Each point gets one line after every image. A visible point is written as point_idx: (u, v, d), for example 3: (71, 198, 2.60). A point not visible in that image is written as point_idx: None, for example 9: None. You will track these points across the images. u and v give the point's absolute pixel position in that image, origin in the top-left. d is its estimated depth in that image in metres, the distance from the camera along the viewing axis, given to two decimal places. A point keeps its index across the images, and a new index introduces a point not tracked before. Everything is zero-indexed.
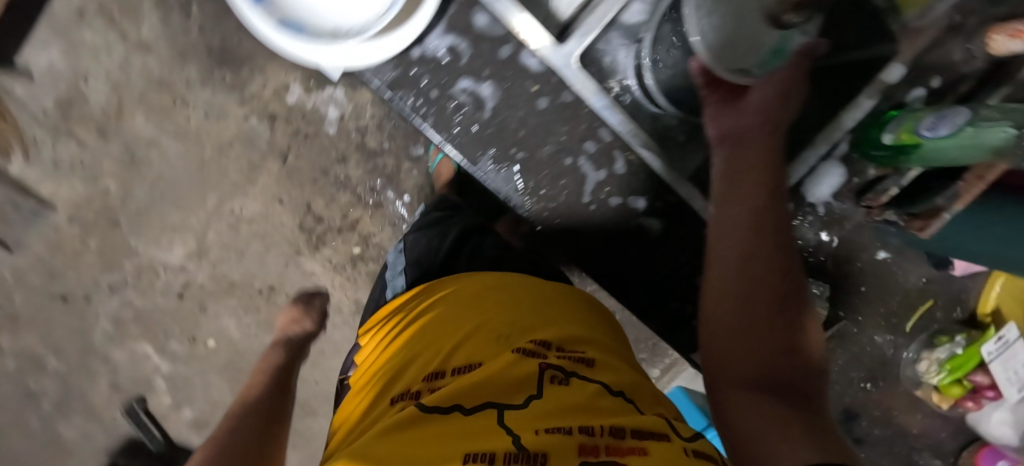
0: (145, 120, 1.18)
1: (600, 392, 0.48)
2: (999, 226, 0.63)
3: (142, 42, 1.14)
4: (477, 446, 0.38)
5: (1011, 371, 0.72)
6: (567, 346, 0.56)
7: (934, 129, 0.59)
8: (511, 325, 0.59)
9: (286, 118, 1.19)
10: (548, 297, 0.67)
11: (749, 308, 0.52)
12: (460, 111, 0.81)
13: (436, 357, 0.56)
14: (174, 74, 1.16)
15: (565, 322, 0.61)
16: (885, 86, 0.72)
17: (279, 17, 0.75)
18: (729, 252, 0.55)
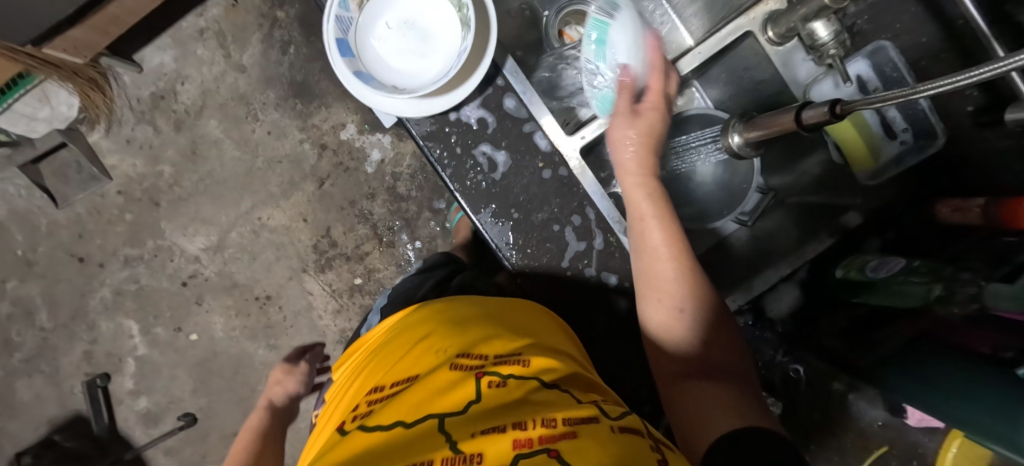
0: (218, 125, 1.35)
1: (535, 387, 0.44)
2: (936, 378, 0.50)
3: (240, 64, 1.34)
4: (413, 456, 0.35)
5: None
6: (502, 351, 0.49)
7: (877, 270, 0.60)
8: (457, 340, 0.51)
9: (334, 150, 1.33)
10: (514, 314, 0.56)
11: (670, 305, 0.53)
12: (473, 168, 0.60)
13: (376, 378, 0.50)
14: (255, 95, 1.34)
15: (527, 331, 0.54)
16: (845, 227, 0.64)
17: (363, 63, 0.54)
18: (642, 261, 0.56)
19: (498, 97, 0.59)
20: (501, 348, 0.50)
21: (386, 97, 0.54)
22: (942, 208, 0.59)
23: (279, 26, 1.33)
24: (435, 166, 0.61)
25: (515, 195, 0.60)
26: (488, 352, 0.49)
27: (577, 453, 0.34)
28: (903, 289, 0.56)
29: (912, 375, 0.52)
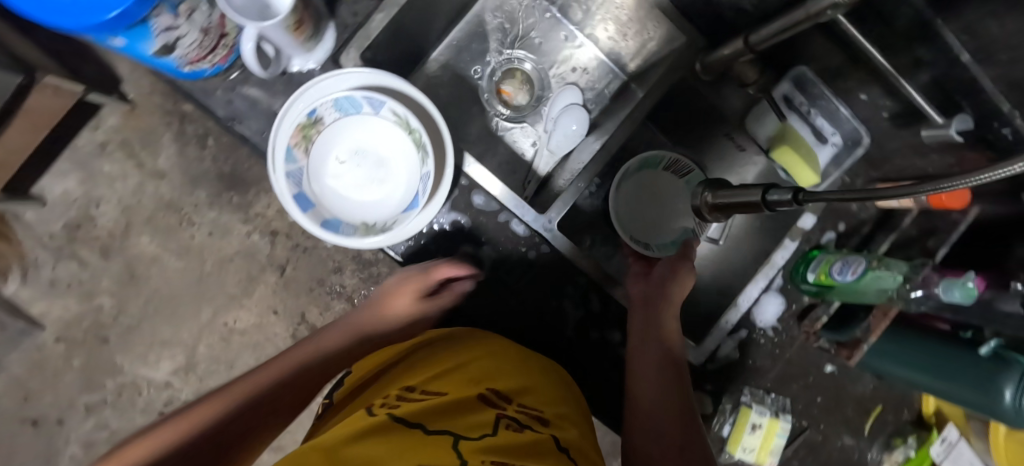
0: (151, 240, 1.25)
1: (550, 446, 0.41)
2: (917, 353, 0.52)
3: (158, 170, 1.24)
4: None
5: None
6: (525, 400, 0.48)
7: (842, 272, 0.56)
8: (491, 369, 0.49)
9: (287, 234, 1.27)
10: (528, 364, 0.53)
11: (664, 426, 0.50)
12: None
13: (407, 377, 0.48)
14: (184, 198, 1.25)
15: (551, 377, 0.53)
16: (801, 232, 0.65)
17: (319, 214, 0.49)
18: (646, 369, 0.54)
19: (466, 197, 0.58)
20: (526, 395, 0.48)
21: (360, 239, 0.49)
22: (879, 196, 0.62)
23: (189, 121, 1.24)
24: None
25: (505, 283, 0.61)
26: (513, 394, 0.47)
27: None
28: (864, 290, 0.56)
29: (903, 359, 0.53)
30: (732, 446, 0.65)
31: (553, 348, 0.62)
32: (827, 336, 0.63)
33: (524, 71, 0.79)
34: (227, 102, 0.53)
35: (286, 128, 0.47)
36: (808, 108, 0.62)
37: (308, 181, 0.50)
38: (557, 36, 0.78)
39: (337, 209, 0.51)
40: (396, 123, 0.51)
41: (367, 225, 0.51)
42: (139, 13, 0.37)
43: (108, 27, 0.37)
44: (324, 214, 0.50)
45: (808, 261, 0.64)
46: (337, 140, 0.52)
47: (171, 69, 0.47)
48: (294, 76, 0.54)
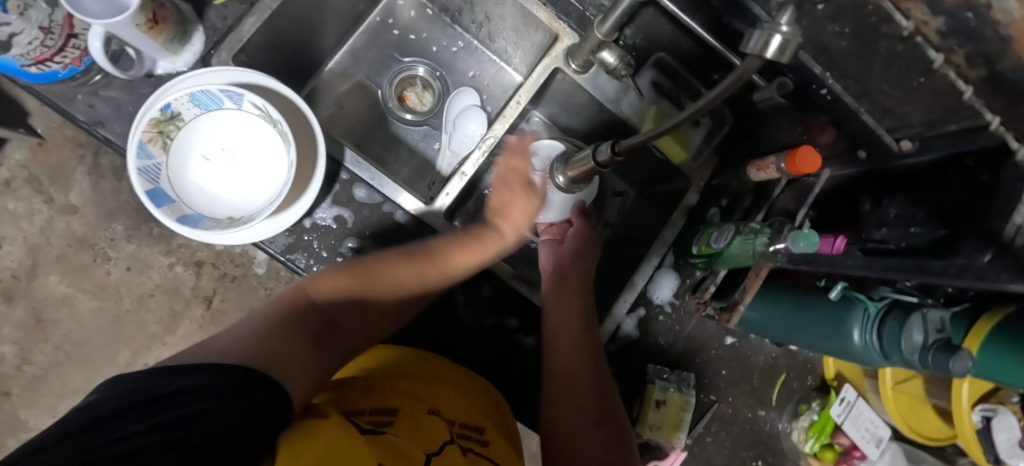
0: (63, 281, 1.16)
1: None
2: (801, 312, 0.54)
3: (69, 205, 1.15)
4: None
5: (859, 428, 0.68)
6: (463, 423, 0.47)
7: (719, 240, 0.62)
8: (434, 397, 0.48)
9: (213, 264, 1.18)
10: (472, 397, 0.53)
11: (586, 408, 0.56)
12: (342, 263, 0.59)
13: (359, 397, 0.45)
14: (98, 233, 1.16)
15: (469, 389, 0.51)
16: (688, 208, 0.69)
17: (180, 211, 0.50)
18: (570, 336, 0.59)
19: (347, 191, 0.59)
20: (467, 414, 0.48)
21: (219, 232, 0.49)
22: (750, 169, 0.65)
23: (104, 152, 1.15)
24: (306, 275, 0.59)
25: None
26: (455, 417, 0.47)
27: None
28: (735, 256, 0.60)
29: (795, 321, 0.55)
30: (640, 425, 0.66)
31: (449, 337, 0.62)
32: (715, 302, 0.65)
33: (422, 77, 0.82)
34: (89, 106, 0.54)
35: (140, 123, 0.47)
36: (675, 91, 0.67)
37: (168, 181, 0.50)
38: (453, 44, 0.82)
39: (202, 206, 0.52)
40: (261, 116, 0.53)
41: (235, 220, 0.51)
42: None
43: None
44: (187, 210, 0.50)
45: (691, 234, 0.68)
46: (201, 138, 0.53)
47: (16, 70, 0.50)
48: (161, 78, 0.56)
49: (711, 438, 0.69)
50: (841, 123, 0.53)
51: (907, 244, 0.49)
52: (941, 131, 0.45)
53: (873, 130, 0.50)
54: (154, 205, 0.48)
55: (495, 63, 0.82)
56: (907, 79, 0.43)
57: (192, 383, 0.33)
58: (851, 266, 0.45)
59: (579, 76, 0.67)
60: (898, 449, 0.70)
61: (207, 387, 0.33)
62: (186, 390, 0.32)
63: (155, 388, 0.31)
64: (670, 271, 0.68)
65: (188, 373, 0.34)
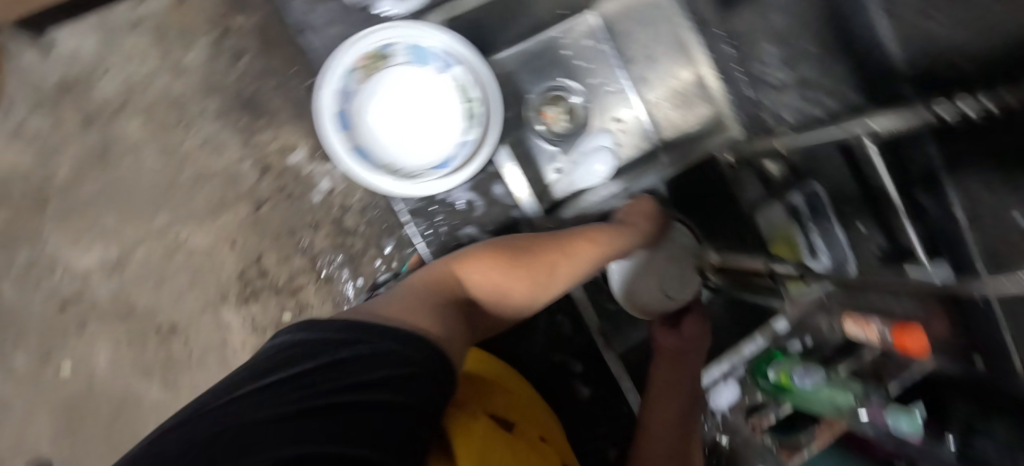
0: (143, 129, 1.18)
1: None
2: None
3: (181, 64, 1.18)
4: None
5: None
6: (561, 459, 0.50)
7: (803, 377, 0.64)
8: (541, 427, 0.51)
9: (280, 174, 1.19)
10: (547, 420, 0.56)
11: None
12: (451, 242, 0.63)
13: (489, 397, 0.50)
14: (194, 102, 1.18)
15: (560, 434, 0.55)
16: (773, 331, 0.70)
17: (353, 141, 0.50)
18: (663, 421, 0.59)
19: (487, 185, 0.63)
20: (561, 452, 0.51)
21: (379, 177, 0.49)
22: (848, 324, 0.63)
23: (233, 32, 1.17)
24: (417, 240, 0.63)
25: None
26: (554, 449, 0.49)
27: None
28: (815, 400, 0.62)
29: None
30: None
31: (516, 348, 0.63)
32: (771, 433, 0.67)
33: (570, 101, 0.83)
34: (305, 13, 0.56)
35: (355, 50, 0.49)
36: (807, 223, 0.66)
37: (352, 111, 0.51)
38: (610, 85, 0.83)
39: (369, 143, 0.53)
40: (457, 87, 0.53)
41: (394, 170, 0.52)
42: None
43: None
44: (357, 142, 0.51)
45: (768, 358, 0.69)
46: (394, 83, 0.53)
47: None
48: (376, 16, 0.57)
49: None
50: None
51: None
52: None
53: None
54: (334, 128, 0.49)
55: (640, 119, 0.84)
56: None
57: (292, 373, 0.34)
58: None
59: (733, 168, 0.71)
60: None
61: (307, 377, 0.33)
62: (283, 384, 0.33)
63: (260, 386, 0.33)
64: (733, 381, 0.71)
65: (295, 365, 0.35)
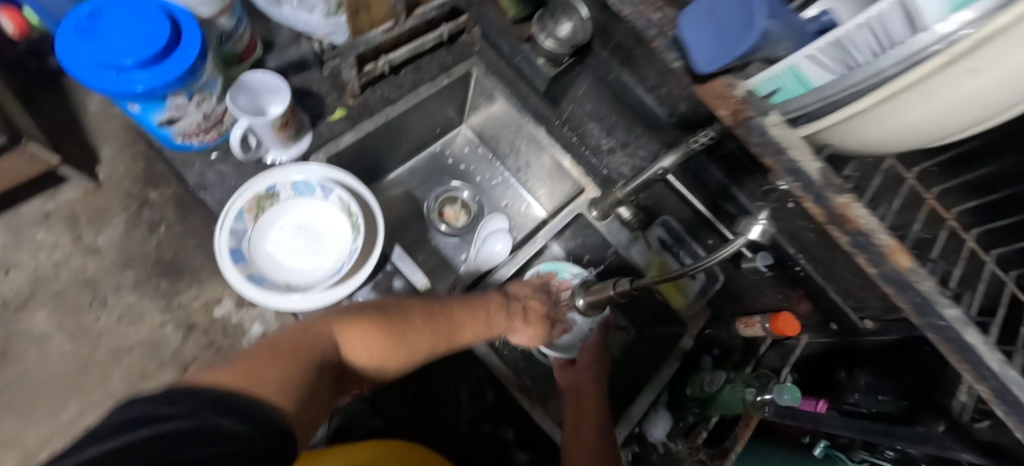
0: (46, 317, 1.16)
1: None
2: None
3: (94, 246, 1.21)
4: None
5: None
6: None
7: (712, 384, 0.69)
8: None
9: (203, 329, 1.18)
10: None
11: None
12: None
13: None
14: (108, 277, 1.19)
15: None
16: (682, 351, 0.76)
17: (248, 270, 0.57)
18: (586, 440, 0.60)
19: (388, 280, 0.65)
20: None
21: (274, 297, 0.57)
22: (738, 326, 0.75)
23: (149, 206, 1.23)
24: None
25: None
26: None
27: None
28: (727, 403, 0.66)
29: None
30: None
31: None
32: (707, 449, 0.69)
33: (463, 198, 0.95)
34: (200, 174, 0.65)
35: (243, 197, 0.58)
36: (678, 249, 0.76)
37: (247, 245, 0.59)
38: (494, 178, 0.96)
39: (267, 269, 0.60)
40: (340, 208, 0.62)
41: (293, 287, 0.59)
42: (158, 94, 0.52)
43: (129, 96, 0.51)
44: (254, 270, 0.58)
45: (685, 378, 0.74)
46: (285, 214, 0.63)
47: (166, 137, 0.61)
48: (266, 163, 0.67)
49: None
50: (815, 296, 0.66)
51: (877, 409, 0.57)
52: (895, 317, 0.56)
53: (840, 306, 0.62)
54: (230, 262, 0.56)
55: (526, 200, 0.95)
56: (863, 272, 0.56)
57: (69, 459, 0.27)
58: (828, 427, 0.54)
59: (598, 222, 0.78)
60: None
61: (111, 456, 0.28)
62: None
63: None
64: (664, 409, 0.74)
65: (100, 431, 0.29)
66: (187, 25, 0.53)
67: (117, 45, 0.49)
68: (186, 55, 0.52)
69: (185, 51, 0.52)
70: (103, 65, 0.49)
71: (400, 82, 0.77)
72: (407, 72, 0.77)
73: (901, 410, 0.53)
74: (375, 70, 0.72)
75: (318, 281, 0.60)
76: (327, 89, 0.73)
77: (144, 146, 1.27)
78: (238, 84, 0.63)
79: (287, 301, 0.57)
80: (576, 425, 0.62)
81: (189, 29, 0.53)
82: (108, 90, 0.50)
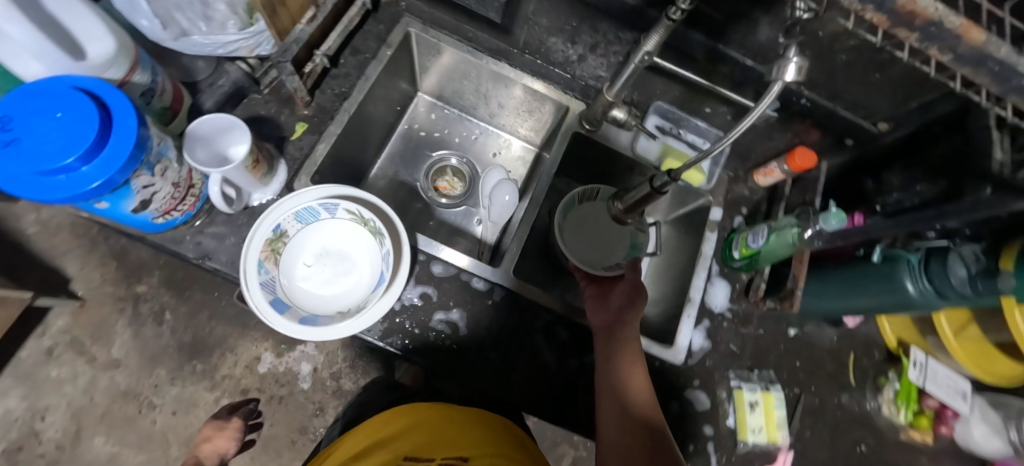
0: (104, 440, 1.14)
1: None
2: (835, 281, 0.65)
3: (111, 360, 1.17)
4: None
5: (944, 383, 0.75)
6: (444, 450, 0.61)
7: (756, 240, 0.70)
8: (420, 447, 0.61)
9: (257, 389, 1.18)
10: (487, 433, 0.65)
11: (630, 426, 0.54)
12: (439, 339, 0.64)
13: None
14: (142, 381, 1.16)
15: (434, 434, 0.63)
16: (716, 222, 0.78)
17: (297, 316, 0.56)
18: (608, 353, 0.60)
19: (427, 269, 0.67)
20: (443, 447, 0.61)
21: (337, 327, 0.55)
22: (757, 177, 0.76)
23: (144, 299, 1.17)
24: (403, 357, 0.64)
25: (483, 337, 0.65)
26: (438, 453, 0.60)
27: None
28: (775, 249, 0.69)
29: (834, 293, 0.65)
30: (742, 431, 0.69)
31: (527, 377, 0.65)
32: (772, 297, 0.73)
33: (454, 165, 0.91)
34: (196, 244, 0.62)
35: (255, 245, 0.56)
36: (678, 130, 0.75)
37: (281, 293, 0.57)
38: (472, 132, 0.93)
39: (310, 308, 0.59)
40: (353, 220, 0.61)
41: (346, 312, 0.58)
42: (118, 180, 0.48)
43: (91, 195, 0.48)
44: (302, 313, 0.56)
45: (728, 244, 0.76)
46: (302, 246, 0.61)
47: (144, 223, 0.57)
48: (256, 208, 0.65)
49: (810, 432, 0.73)
50: (824, 121, 0.67)
51: (920, 199, 0.58)
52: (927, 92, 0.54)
53: (853, 120, 0.64)
54: (275, 314, 0.54)
55: (512, 143, 0.92)
56: (866, 75, 0.57)
57: None
58: (878, 231, 0.59)
59: (594, 134, 0.77)
60: (983, 400, 0.77)
61: None
62: None
63: None
64: (719, 279, 0.77)
65: None
66: (108, 96, 0.49)
67: (52, 148, 0.45)
68: (127, 125, 0.48)
69: (125, 126, 0.48)
70: (49, 172, 0.45)
71: (346, 72, 0.72)
72: (350, 60, 0.73)
73: (944, 191, 0.55)
74: (316, 68, 0.68)
75: (365, 298, 0.59)
76: (275, 107, 0.68)
77: (106, 246, 1.20)
78: (190, 139, 0.59)
79: (341, 329, 0.55)
80: (606, 341, 0.62)
81: (118, 103, 0.49)
82: (65, 198, 0.46)
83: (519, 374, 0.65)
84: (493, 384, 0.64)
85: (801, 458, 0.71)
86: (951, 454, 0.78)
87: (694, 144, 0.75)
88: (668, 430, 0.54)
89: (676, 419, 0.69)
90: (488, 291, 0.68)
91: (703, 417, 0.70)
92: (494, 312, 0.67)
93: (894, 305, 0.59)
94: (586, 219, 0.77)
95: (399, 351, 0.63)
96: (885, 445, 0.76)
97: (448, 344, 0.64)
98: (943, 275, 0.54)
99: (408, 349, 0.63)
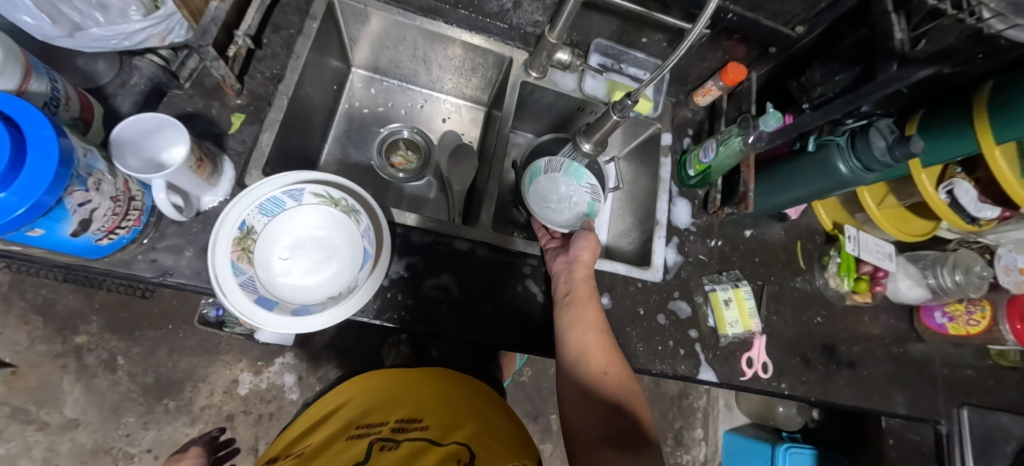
0: None
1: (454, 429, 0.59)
2: (780, 176, 0.72)
3: (68, 421, 1.05)
4: (464, 431, 0.59)
5: (874, 249, 0.85)
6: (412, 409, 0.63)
7: (707, 155, 0.75)
8: (384, 409, 0.63)
9: (243, 411, 1.15)
10: (455, 387, 0.69)
11: (590, 356, 0.59)
12: (435, 304, 0.65)
13: (350, 426, 0.61)
14: (110, 434, 1.07)
15: (404, 394, 0.66)
16: (668, 146, 0.82)
17: (289, 309, 0.53)
18: (564, 291, 0.64)
19: (406, 241, 0.67)
20: (409, 408, 0.63)
21: (331, 312, 0.54)
22: (696, 98, 0.82)
23: (88, 350, 1.08)
24: (403, 330, 0.63)
25: (478, 293, 0.67)
26: (403, 413, 0.62)
27: (486, 454, 0.55)
28: (724, 160, 0.74)
29: (782, 185, 0.72)
30: (722, 327, 0.75)
31: (528, 321, 0.67)
32: (728, 205, 0.79)
33: (405, 138, 0.89)
34: (150, 262, 0.56)
35: (223, 246, 0.52)
36: (619, 65, 0.79)
37: (263, 290, 0.54)
38: (415, 101, 0.91)
39: (299, 300, 0.56)
40: (322, 203, 0.59)
41: (337, 296, 0.56)
42: (49, 202, 0.41)
43: (20, 225, 0.40)
44: (292, 307, 0.54)
45: (682, 164, 0.81)
46: (274, 241, 0.58)
47: (87, 248, 0.50)
48: (209, 212, 0.60)
49: (777, 316, 0.81)
50: (749, 34, 0.72)
51: (839, 87, 0.65)
52: None
53: (772, 27, 0.70)
54: (262, 312, 0.51)
55: (462, 105, 0.92)
56: None
57: None
58: (811, 122, 0.65)
59: (541, 80, 0.78)
60: (904, 257, 0.90)
61: None
62: None
63: None
64: (679, 198, 0.82)
65: None
66: (10, 108, 0.42)
67: None
68: (45, 139, 0.41)
69: (42, 140, 0.41)
70: None
71: (273, 54, 0.68)
72: (275, 41, 0.68)
73: (857, 75, 0.62)
74: (240, 51, 0.62)
75: (353, 278, 0.58)
76: (201, 102, 0.63)
77: (25, 301, 1.07)
78: (115, 146, 0.52)
79: (336, 312, 0.54)
80: (564, 278, 0.65)
81: (28, 115, 0.41)
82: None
83: (519, 320, 0.67)
84: (497, 335, 0.66)
85: (775, 340, 0.79)
86: (891, 308, 0.89)
87: (636, 75, 0.79)
88: (620, 354, 0.61)
89: (664, 331, 0.74)
90: (472, 249, 0.69)
91: (688, 323, 0.76)
92: (480, 269, 0.68)
93: (831, 185, 0.67)
94: (549, 188, 0.79)
95: (399, 324, 0.62)
96: (839, 313, 0.85)
97: (444, 307, 0.65)
98: (868, 149, 0.61)
99: (405, 321, 0.63)
